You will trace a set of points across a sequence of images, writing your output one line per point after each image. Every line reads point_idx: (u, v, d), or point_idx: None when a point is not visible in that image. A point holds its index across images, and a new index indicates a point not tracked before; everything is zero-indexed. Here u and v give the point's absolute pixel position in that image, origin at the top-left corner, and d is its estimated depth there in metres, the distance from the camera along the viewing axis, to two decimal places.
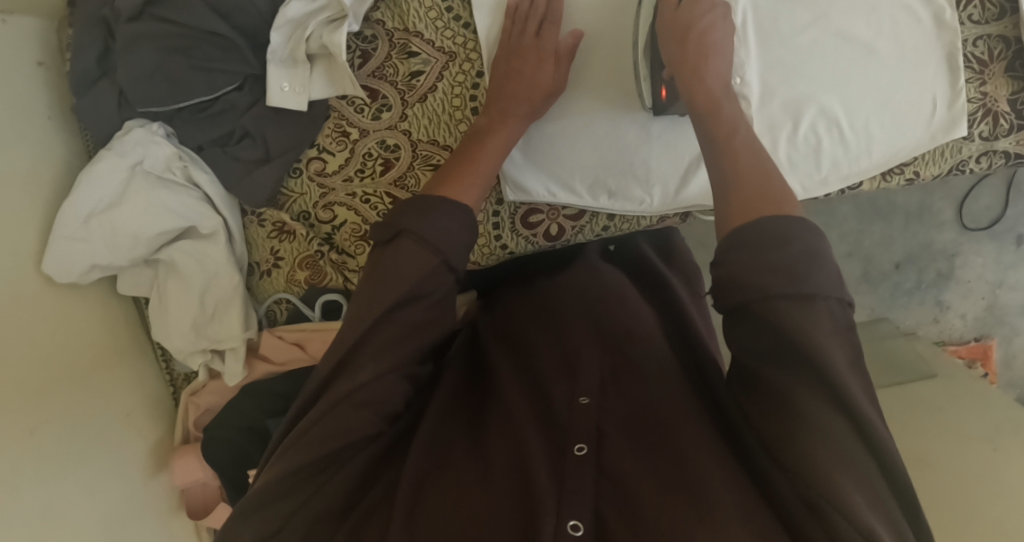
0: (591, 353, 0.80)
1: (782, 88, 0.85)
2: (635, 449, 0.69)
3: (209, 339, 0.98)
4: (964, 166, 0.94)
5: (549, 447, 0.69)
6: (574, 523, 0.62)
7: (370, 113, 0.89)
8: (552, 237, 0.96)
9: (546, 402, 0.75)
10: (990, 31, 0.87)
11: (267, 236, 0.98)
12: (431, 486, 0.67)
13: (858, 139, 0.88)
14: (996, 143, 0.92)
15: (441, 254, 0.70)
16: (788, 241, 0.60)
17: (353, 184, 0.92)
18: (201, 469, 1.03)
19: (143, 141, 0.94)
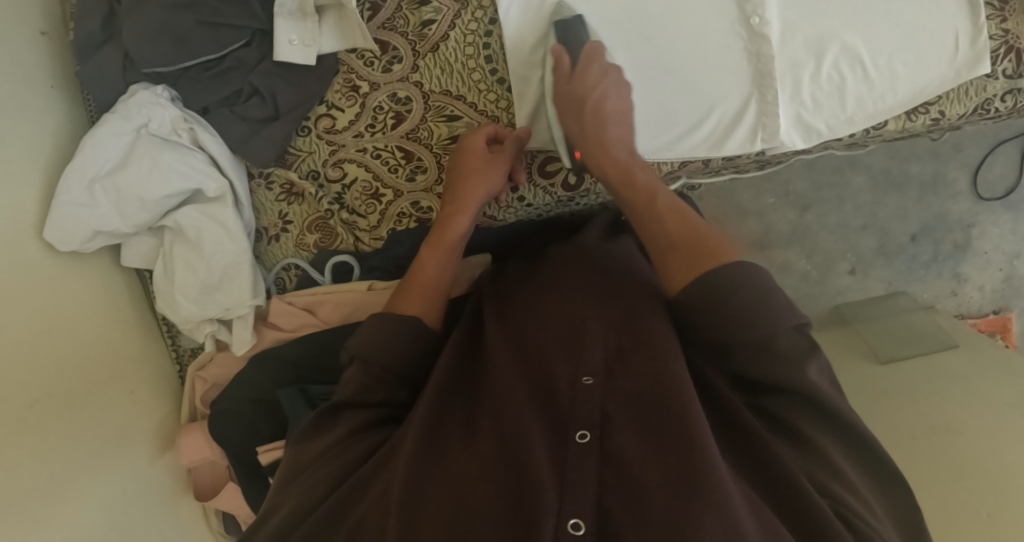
0: (593, 325, 0.75)
1: (804, 25, 0.86)
2: (640, 431, 0.66)
3: (218, 306, 0.95)
4: (989, 106, 0.92)
5: (550, 435, 0.67)
6: (575, 521, 0.59)
7: (380, 66, 0.87)
8: (570, 188, 0.93)
9: (547, 381, 0.72)
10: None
11: (275, 199, 0.95)
12: (427, 481, 0.65)
13: (881, 79, 0.88)
14: (1021, 81, 0.91)
15: (387, 368, 0.75)
16: (737, 287, 0.67)
17: (364, 139, 0.89)
18: (207, 447, 0.98)
19: (147, 103, 0.90)
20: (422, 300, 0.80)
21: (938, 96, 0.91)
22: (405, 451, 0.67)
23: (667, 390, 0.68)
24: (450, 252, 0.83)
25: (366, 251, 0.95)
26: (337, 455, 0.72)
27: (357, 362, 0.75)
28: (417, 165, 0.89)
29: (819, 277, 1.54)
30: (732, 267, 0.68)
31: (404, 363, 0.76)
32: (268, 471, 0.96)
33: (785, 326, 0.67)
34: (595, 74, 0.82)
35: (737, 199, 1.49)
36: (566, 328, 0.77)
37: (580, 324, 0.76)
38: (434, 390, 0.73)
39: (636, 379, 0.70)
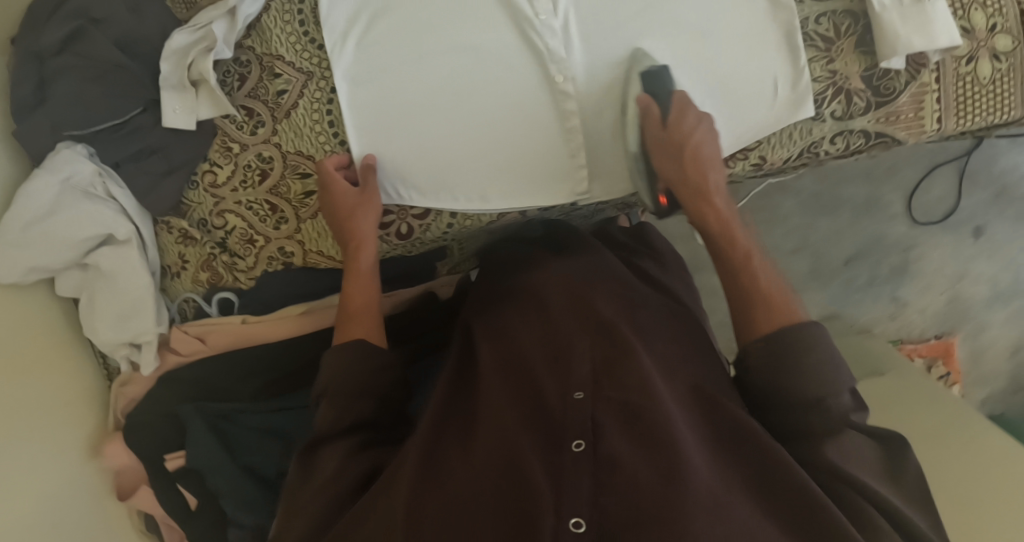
0: (580, 345, 0.88)
1: (611, 80, 0.90)
2: (625, 435, 0.79)
3: (131, 332, 1.09)
4: (817, 148, 0.94)
5: (546, 442, 0.80)
6: (575, 520, 0.73)
7: (248, 129, 1.00)
8: (404, 238, 0.98)
9: (539, 398, 0.83)
10: (837, 8, 0.90)
11: (174, 242, 1.08)
12: (427, 498, 0.77)
13: (698, 132, 0.91)
14: (852, 122, 0.93)
15: (362, 388, 0.86)
16: (813, 350, 0.78)
17: (239, 193, 1.02)
18: (127, 454, 1.14)
19: (69, 159, 1.05)
20: (364, 328, 0.89)
21: (755, 142, 0.93)
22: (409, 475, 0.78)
23: (649, 406, 0.80)
24: (371, 281, 0.93)
25: (243, 288, 1.07)
26: (348, 471, 0.82)
27: (329, 392, 0.86)
28: (281, 216, 1.01)
29: None
30: (807, 329, 0.79)
31: (376, 379, 0.87)
32: (176, 476, 1.13)
33: (838, 393, 0.78)
34: (692, 121, 0.86)
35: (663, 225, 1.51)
36: (553, 347, 0.89)
37: (568, 342, 0.89)
38: (432, 418, 0.85)
39: (620, 390, 0.83)
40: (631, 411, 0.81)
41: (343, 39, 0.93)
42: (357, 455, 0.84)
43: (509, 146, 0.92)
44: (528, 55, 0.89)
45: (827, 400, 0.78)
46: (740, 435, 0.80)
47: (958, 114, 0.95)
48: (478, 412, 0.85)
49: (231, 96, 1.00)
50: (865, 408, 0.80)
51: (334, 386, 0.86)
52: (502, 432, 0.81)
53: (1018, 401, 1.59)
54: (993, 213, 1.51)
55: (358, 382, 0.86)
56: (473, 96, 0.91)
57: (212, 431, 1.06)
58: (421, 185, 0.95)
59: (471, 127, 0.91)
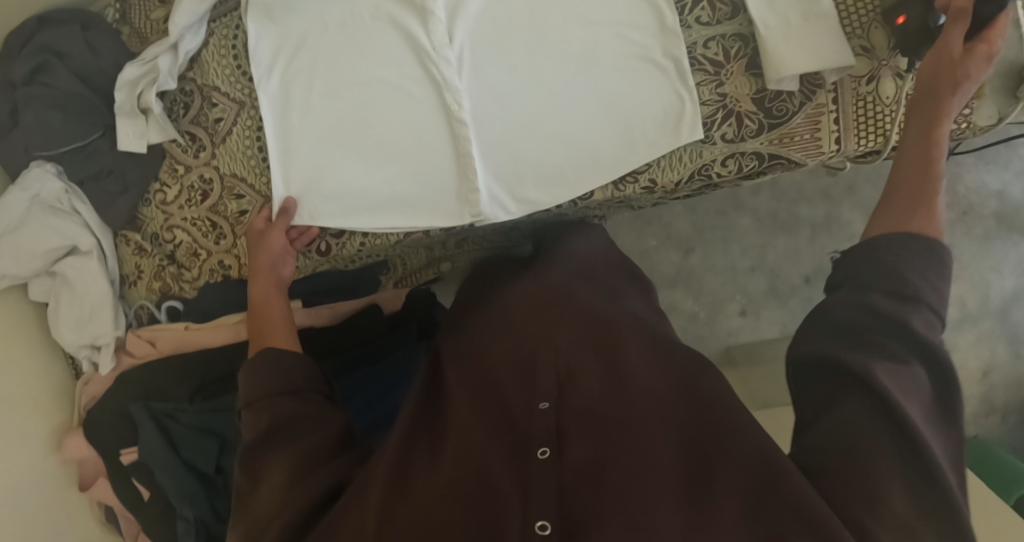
0: (543, 356, 0.88)
1: (499, 107, 0.94)
2: (590, 443, 0.77)
3: (89, 336, 1.19)
4: (708, 170, 0.93)
5: (514, 453, 0.77)
6: (541, 524, 0.69)
7: (191, 152, 1.07)
8: (325, 254, 1.05)
9: (505, 407, 0.83)
10: (725, 31, 0.89)
11: (131, 253, 1.17)
12: (397, 507, 0.74)
13: (580, 156, 0.94)
14: (744, 145, 0.91)
15: (290, 388, 0.86)
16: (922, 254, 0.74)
17: (184, 210, 1.09)
18: (86, 446, 1.23)
19: (39, 177, 1.15)
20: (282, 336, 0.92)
21: (645, 167, 0.94)
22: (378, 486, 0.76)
23: (608, 414, 0.79)
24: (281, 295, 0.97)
25: (187, 297, 1.14)
26: (309, 485, 0.79)
27: (257, 401, 0.85)
28: (220, 232, 1.07)
29: (708, 317, 1.54)
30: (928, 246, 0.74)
31: (299, 378, 0.88)
32: (128, 471, 1.23)
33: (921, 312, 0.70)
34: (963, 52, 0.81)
35: (618, 242, 1.53)
36: (520, 360, 0.89)
37: (533, 356, 0.89)
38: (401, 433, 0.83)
39: (584, 395, 0.82)
40: (595, 415, 0.80)
41: (269, 68, 0.98)
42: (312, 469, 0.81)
43: (407, 169, 0.98)
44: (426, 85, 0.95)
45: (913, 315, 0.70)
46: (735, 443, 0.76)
47: (858, 134, 0.91)
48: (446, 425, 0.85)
49: (177, 122, 1.07)
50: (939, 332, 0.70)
51: (258, 393, 0.85)
52: (466, 442, 0.80)
53: (990, 425, 1.53)
54: (959, 231, 1.46)
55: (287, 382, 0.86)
56: (380, 123, 0.97)
57: (157, 427, 1.15)
58: (335, 203, 1.00)
59: (375, 151, 0.98)
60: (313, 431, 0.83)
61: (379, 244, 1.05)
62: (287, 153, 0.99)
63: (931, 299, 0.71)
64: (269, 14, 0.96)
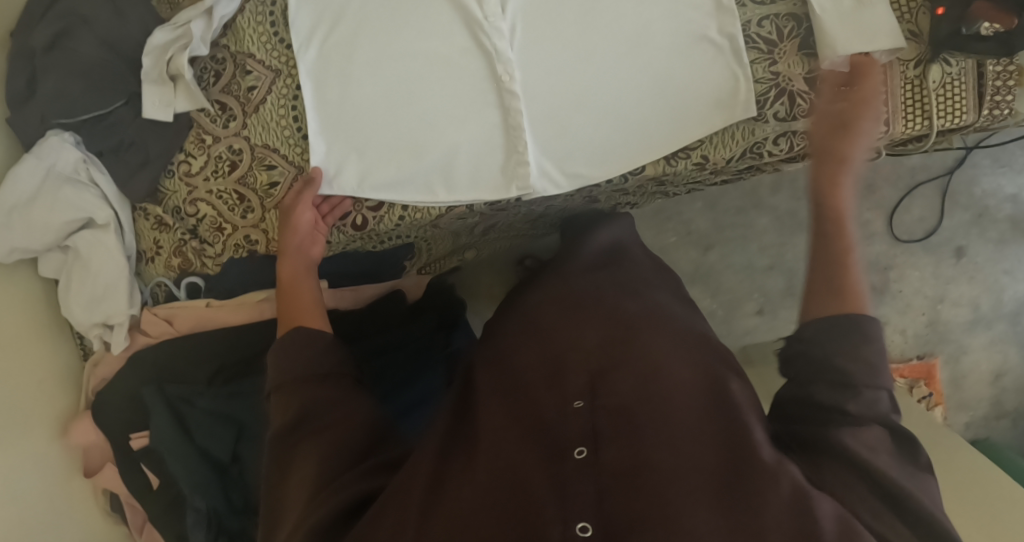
0: (575, 360, 0.88)
1: (549, 81, 0.93)
2: (626, 440, 0.76)
3: (101, 314, 1.14)
4: (759, 148, 0.94)
5: (549, 454, 0.77)
6: (582, 524, 0.68)
7: (221, 122, 1.04)
8: (359, 229, 1.03)
9: (538, 410, 0.83)
10: (779, 11, 0.89)
11: (150, 228, 1.13)
12: (434, 511, 0.74)
13: (631, 131, 0.94)
14: (795, 124, 0.91)
15: (315, 373, 0.86)
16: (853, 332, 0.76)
17: (210, 183, 1.06)
18: (93, 431, 1.19)
19: (56, 146, 1.11)
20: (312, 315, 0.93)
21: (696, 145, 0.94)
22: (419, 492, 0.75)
23: (645, 411, 0.78)
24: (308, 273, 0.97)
25: (210, 273, 1.10)
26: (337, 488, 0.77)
27: (285, 386, 0.85)
28: (247, 205, 1.04)
29: (725, 315, 1.53)
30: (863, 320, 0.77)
31: (329, 364, 0.88)
32: (139, 456, 1.18)
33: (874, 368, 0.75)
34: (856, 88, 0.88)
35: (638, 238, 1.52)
36: (552, 366, 0.89)
37: (564, 360, 0.89)
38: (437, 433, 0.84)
39: (618, 393, 0.82)
40: (630, 411, 0.79)
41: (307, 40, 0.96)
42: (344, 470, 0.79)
43: (449, 142, 0.96)
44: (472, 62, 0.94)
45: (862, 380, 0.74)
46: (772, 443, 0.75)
47: (906, 118, 0.91)
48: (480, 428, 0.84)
49: (206, 91, 1.04)
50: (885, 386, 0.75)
51: (286, 376, 0.86)
52: (500, 445, 0.79)
53: (1000, 427, 1.54)
54: (974, 234, 1.49)
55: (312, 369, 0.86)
56: (427, 95, 0.95)
57: (171, 412, 1.11)
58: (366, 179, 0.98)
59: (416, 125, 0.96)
60: (346, 421, 0.83)
61: (419, 218, 1.02)
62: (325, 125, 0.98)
63: (868, 383, 0.74)
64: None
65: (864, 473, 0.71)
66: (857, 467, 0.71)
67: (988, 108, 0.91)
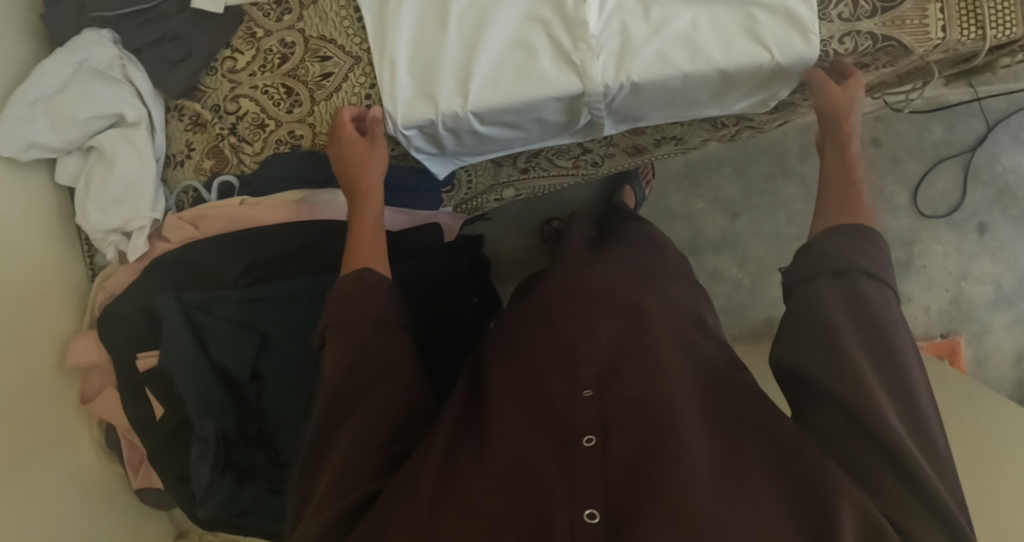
0: (585, 344, 0.83)
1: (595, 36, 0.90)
2: (635, 431, 0.73)
3: (120, 218, 1.07)
4: (825, 48, 0.91)
5: (557, 441, 0.74)
6: (590, 511, 0.67)
7: (274, 16, 1.02)
8: None
9: (547, 394, 0.79)
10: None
11: (184, 129, 1.09)
12: (442, 505, 0.70)
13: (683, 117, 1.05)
14: (859, 25, 0.91)
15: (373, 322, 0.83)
16: (876, 252, 0.79)
17: (256, 77, 1.02)
18: (95, 351, 1.10)
19: (90, 41, 1.06)
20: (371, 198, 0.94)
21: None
22: (429, 471, 0.72)
23: (655, 402, 0.76)
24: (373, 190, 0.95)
25: (247, 171, 1.05)
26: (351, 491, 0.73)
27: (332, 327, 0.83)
28: (295, 98, 1.01)
29: (753, 285, 1.53)
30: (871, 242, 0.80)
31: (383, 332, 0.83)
32: (142, 378, 1.08)
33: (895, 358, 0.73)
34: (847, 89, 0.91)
35: (666, 202, 1.53)
36: (563, 349, 0.84)
37: (573, 344, 0.84)
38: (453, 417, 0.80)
39: (627, 382, 0.78)
40: (639, 401, 0.76)
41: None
42: (371, 453, 0.76)
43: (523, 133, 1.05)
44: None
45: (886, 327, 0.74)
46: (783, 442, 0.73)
47: (962, 25, 0.92)
48: (488, 410, 0.80)
49: None
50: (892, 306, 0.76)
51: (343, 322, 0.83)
52: (509, 429, 0.76)
53: None
54: (996, 211, 1.54)
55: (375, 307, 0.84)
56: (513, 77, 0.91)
57: (186, 321, 1.03)
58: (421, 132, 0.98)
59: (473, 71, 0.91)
60: (376, 401, 0.78)
61: None
62: (378, 64, 0.94)
63: (871, 276, 0.77)
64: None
65: (880, 450, 0.68)
66: (875, 444, 0.69)
67: None
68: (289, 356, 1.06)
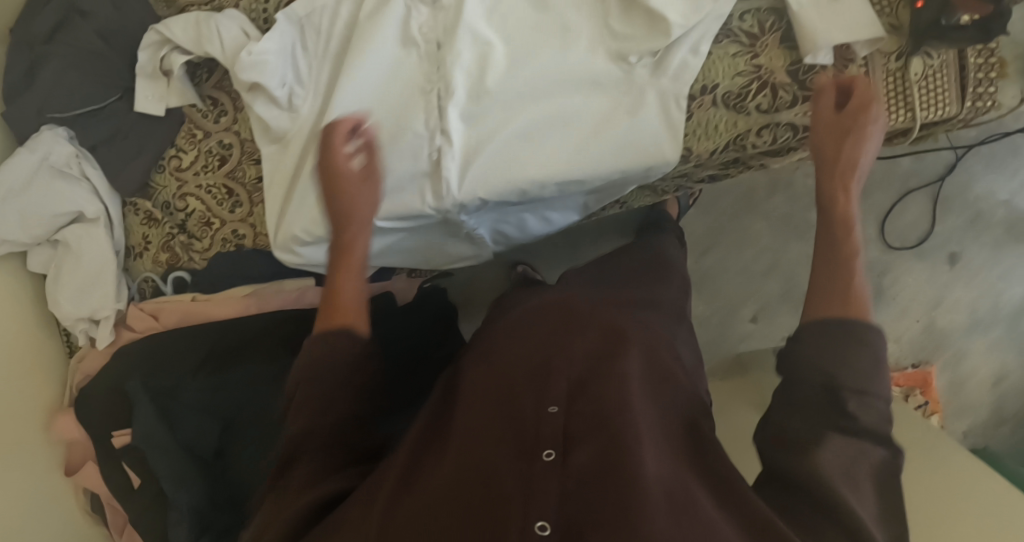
0: (558, 361, 0.77)
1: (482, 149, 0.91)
2: (596, 448, 0.67)
3: (88, 308, 1.13)
4: (743, 140, 0.91)
5: (515, 452, 0.68)
6: (542, 523, 0.61)
7: (212, 118, 1.07)
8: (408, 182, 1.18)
9: (512, 404, 0.73)
10: (760, 6, 0.91)
11: (140, 223, 1.14)
12: (396, 523, 0.65)
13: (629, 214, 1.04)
14: (779, 116, 0.90)
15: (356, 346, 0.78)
16: (864, 343, 0.68)
17: (200, 177, 1.07)
18: (76, 429, 1.15)
19: (48, 140, 1.10)
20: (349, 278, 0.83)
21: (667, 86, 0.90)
22: (382, 497, 0.68)
23: (625, 419, 0.69)
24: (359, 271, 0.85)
25: (197, 266, 1.11)
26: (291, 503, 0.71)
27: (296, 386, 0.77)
28: (236, 199, 1.06)
29: (721, 321, 1.55)
30: (865, 336, 0.69)
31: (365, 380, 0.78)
32: (121, 455, 1.13)
33: (859, 412, 0.65)
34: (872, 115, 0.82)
35: None
36: (535, 362, 0.78)
37: (546, 360, 0.78)
38: (413, 442, 0.75)
39: (593, 400, 0.72)
40: (602, 419, 0.69)
41: (287, 108, 0.98)
42: (327, 469, 0.74)
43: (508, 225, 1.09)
44: (430, 72, 0.92)
45: (845, 388, 0.66)
46: (727, 481, 0.68)
47: (889, 109, 0.93)
48: (450, 430, 0.75)
49: (199, 86, 1.07)
50: (866, 398, 0.66)
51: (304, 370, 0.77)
52: (464, 449, 0.70)
53: (1000, 434, 1.59)
54: (969, 238, 1.53)
55: (333, 374, 0.77)
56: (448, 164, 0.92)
57: (155, 407, 1.07)
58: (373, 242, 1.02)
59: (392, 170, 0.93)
60: (314, 403, 0.75)
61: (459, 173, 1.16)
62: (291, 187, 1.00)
63: (872, 386, 0.67)
64: (296, 18, 0.98)
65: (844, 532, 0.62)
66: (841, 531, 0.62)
67: (972, 99, 0.94)
68: (253, 438, 1.09)
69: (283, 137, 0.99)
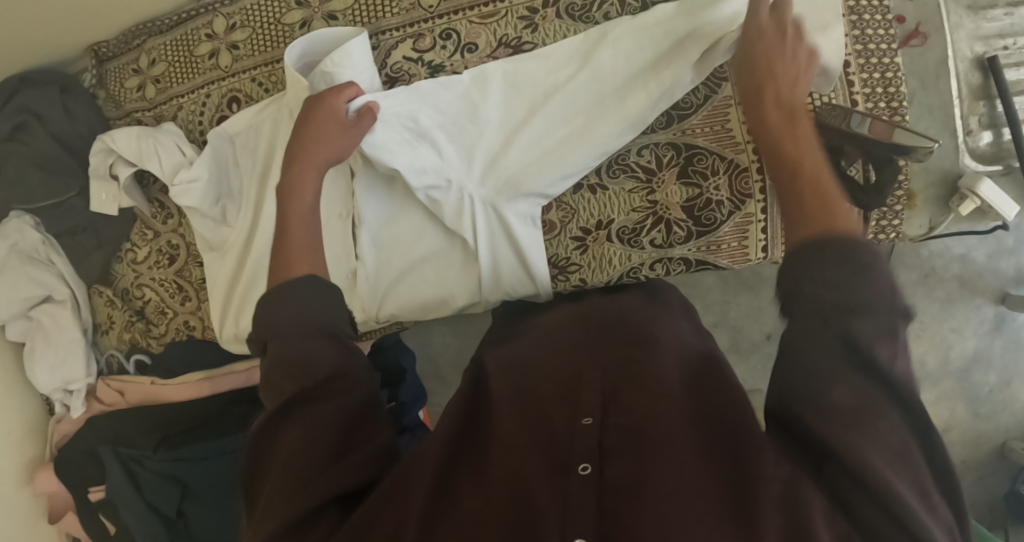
0: (589, 375, 0.75)
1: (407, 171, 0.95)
2: (632, 459, 0.64)
3: (62, 378, 1.24)
4: (636, 273, 1.00)
5: (553, 466, 0.66)
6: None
7: (160, 219, 1.17)
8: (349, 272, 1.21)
9: (545, 420, 0.71)
10: (659, 140, 0.97)
11: (103, 304, 1.25)
12: (445, 520, 0.64)
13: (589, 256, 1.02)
14: (672, 251, 0.99)
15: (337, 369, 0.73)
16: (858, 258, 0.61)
17: (153, 272, 1.18)
18: (56, 482, 1.27)
19: (17, 227, 1.19)
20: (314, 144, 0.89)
21: (564, 222, 0.99)
22: (419, 496, 0.65)
23: (669, 425, 0.67)
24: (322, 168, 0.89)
25: (154, 351, 1.23)
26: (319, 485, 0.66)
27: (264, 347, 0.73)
28: (185, 295, 1.17)
29: None
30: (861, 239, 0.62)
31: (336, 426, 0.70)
32: (96, 507, 1.25)
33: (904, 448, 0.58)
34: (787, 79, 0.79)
35: None
36: (563, 377, 0.76)
37: (575, 376, 0.76)
38: (450, 431, 0.72)
39: (631, 409, 0.69)
40: (640, 428, 0.67)
41: (221, 220, 1.08)
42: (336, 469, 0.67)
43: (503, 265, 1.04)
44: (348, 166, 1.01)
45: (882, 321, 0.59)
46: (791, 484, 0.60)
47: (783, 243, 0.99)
48: (490, 437, 0.72)
49: (147, 190, 1.17)
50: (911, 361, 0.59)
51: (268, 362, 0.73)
52: (512, 448, 0.68)
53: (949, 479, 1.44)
54: (921, 294, 1.39)
55: (316, 320, 0.74)
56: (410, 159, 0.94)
57: (124, 473, 1.18)
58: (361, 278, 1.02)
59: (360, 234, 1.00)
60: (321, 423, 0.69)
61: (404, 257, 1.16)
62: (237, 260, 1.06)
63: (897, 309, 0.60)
64: (226, 135, 1.07)
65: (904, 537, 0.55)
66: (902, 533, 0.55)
67: (874, 231, 1.03)
68: (210, 505, 1.18)
69: (221, 244, 1.09)
